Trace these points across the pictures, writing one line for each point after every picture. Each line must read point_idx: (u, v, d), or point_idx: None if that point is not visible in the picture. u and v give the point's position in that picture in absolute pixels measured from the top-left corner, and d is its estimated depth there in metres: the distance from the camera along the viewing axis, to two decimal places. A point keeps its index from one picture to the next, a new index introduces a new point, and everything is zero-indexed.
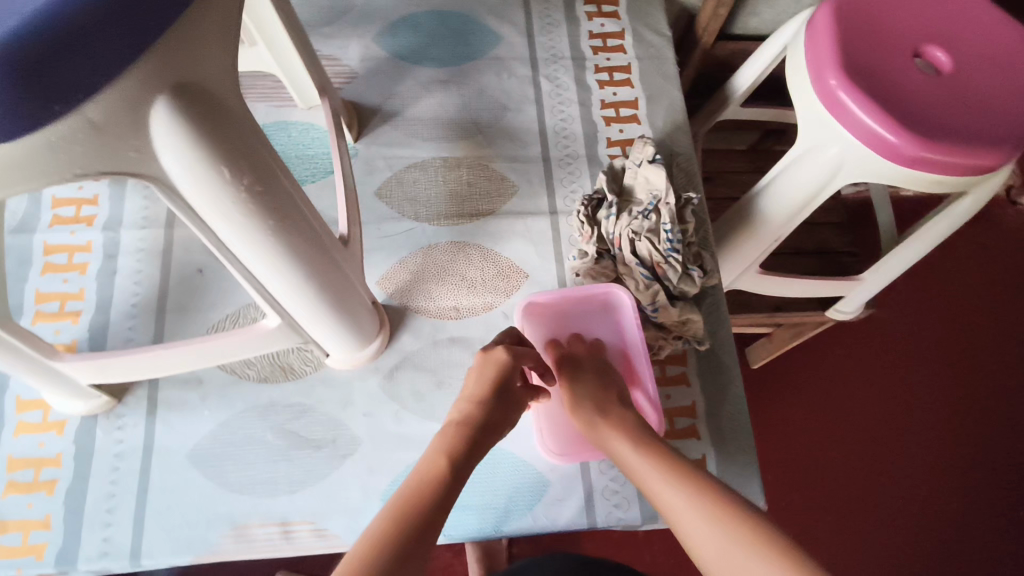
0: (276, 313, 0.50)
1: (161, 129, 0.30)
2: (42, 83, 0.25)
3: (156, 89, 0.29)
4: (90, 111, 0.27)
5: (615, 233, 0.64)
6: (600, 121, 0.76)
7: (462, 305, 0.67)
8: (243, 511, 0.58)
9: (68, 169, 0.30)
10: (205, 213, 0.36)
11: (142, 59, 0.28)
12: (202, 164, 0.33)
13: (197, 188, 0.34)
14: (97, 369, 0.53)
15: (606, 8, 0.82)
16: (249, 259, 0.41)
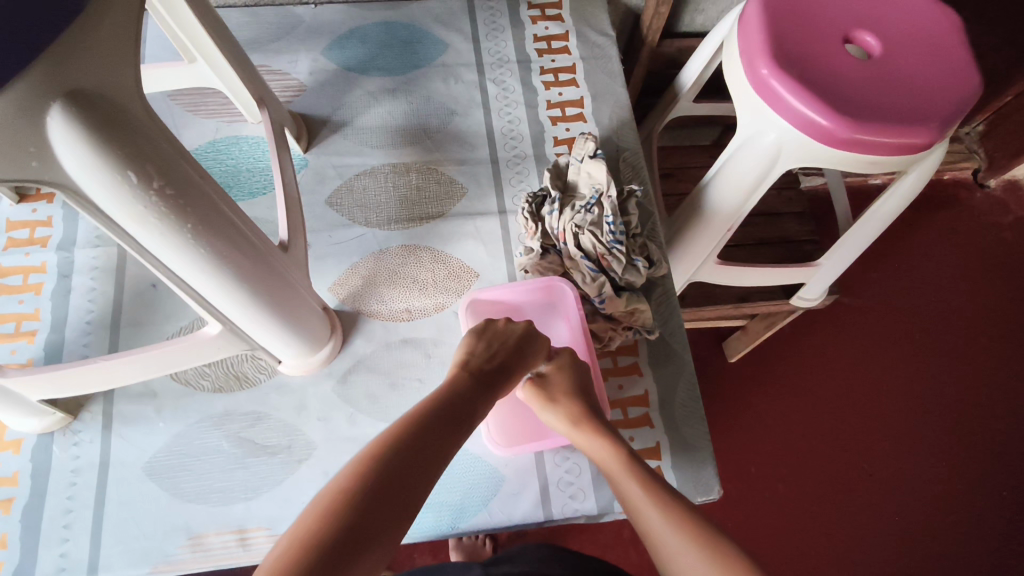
0: (208, 312, 0.50)
1: (63, 137, 0.32)
2: None
3: (51, 97, 0.31)
4: None
5: (559, 228, 0.66)
6: (546, 121, 0.78)
7: (414, 306, 0.68)
8: (199, 521, 0.59)
9: None
10: (119, 218, 0.37)
11: (30, 70, 0.29)
12: (108, 168, 0.34)
13: (107, 191, 0.35)
14: (46, 384, 0.54)
15: (550, 11, 0.84)
16: (169, 264, 0.42)
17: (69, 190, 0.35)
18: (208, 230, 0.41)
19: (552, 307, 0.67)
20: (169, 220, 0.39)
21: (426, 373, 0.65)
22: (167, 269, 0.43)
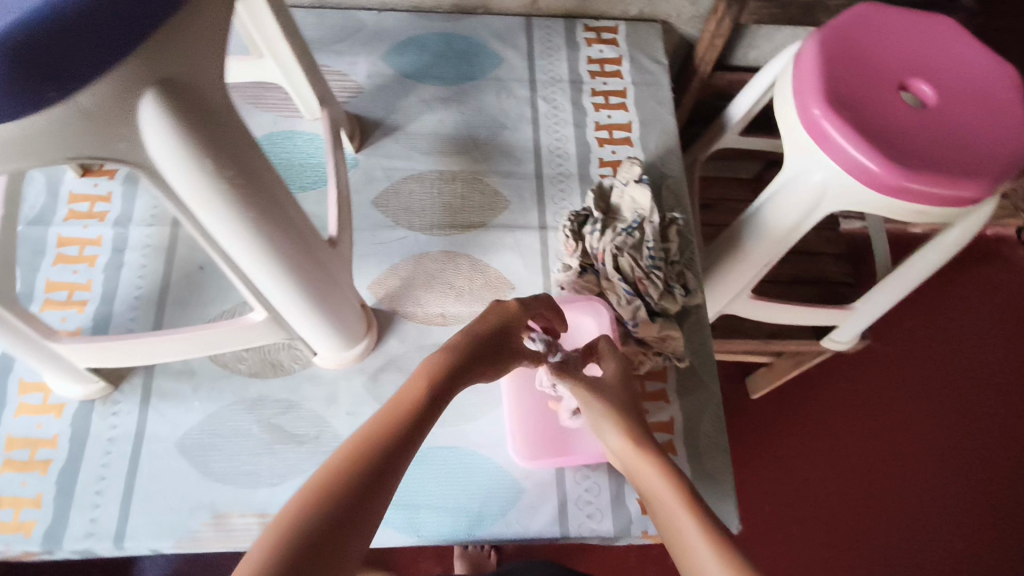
0: (255, 299, 0.52)
1: (150, 122, 0.34)
2: (42, 68, 0.28)
3: (146, 84, 0.33)
4: (83, 98, 0.31)
5: (599, 248, 0.66)
6: (594, 142, 0.78)
7: (449, 312, 0.69)
8: (224, 501, 0.60)
9: (60, 152, 0.34)
10: (190, 201, 0.39)
11: (134, 56, 0.31)
12: (187, 154, 0.36)
13: (182, 175, 0.37)
14: (96, 353, 0.56)
15: (605, 35, 0.85)
16: (227, 249, 0.44)
17: (150, 172, 0.37)
18: (268, 219, 0.43)
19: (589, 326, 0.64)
20: (235, 207, 0.40)
21: None
22: (225, 254, 0.45)
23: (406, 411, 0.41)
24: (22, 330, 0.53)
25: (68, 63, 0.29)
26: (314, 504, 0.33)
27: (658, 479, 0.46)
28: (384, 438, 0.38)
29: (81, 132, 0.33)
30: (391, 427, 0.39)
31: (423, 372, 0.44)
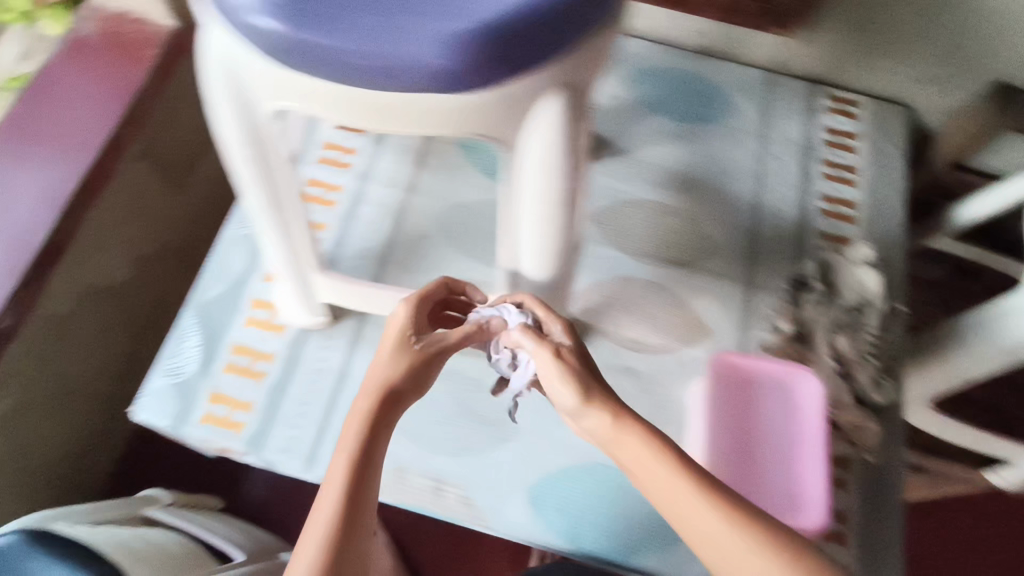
0: (508, 271, 0.55)
1: (537, 120, 0.39)
2: (507, 53, 0.35)
3: (554, 88, 0.37)
4: (514, 85, 0.37)
5: (815, 319, 0.66)
6: (815, 212, 0.77)
7: (643, 340, 0.70)
8: (406, 458, 0.64)
9: (464, 126, 0.38)
10: (524, 189, 0.43)
11: (561, 60, 0.37)
12: (551, 154, 0.40)
13: (534, 168, 0.41)
14: (344, 289, 0.63)
15: (846, 107, 0.83)
16: (524, 232, 0.48)
17: (509, 158, 0.42)
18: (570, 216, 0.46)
19: (792, 395, 0.62)
20: (557, 202, 0.44)
21: (638, 406, 0.67)
22: (517, 235, 0.49)
23: (360, 451, 0.39)
24: (298, 254, 0.59)
25: (518, 48, 0.35)
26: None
27: (678, 476, 0.38)
28: (355, 486, 0.38)
29: (487, 117, 0.38)
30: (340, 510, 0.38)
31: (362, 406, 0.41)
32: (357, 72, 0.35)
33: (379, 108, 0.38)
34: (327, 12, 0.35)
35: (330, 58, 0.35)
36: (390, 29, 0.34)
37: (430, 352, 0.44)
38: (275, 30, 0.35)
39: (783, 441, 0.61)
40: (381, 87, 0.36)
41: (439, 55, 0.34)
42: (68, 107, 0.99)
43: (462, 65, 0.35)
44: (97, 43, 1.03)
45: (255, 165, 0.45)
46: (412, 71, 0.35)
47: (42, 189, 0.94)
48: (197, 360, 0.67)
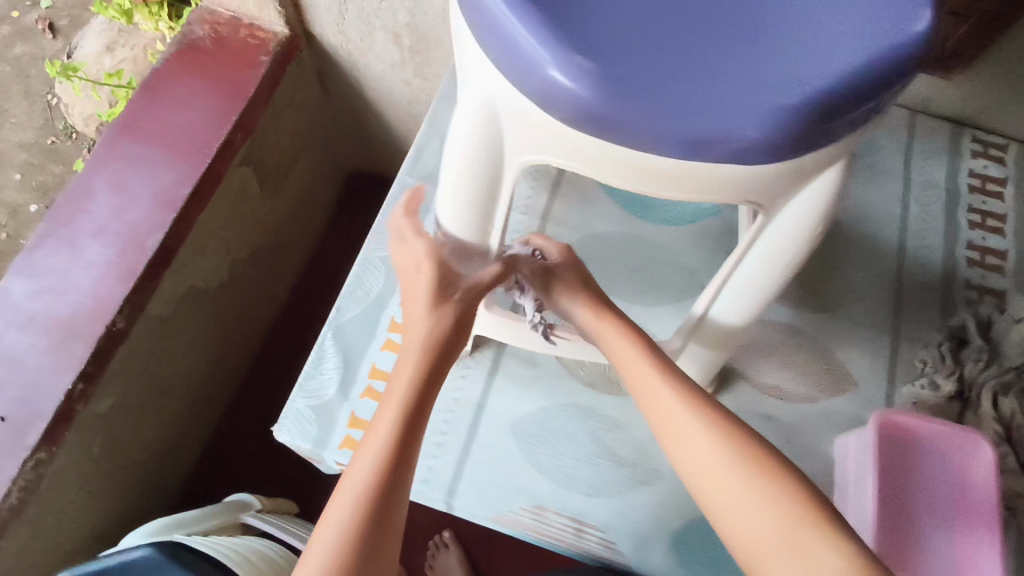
0: (692, 316, 0.52)
1: (812, 184, 0.36)
2: (831, 120, 0.30)
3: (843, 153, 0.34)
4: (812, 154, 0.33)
5: (978, 379, 0.64)
6: (961, 260, 0.75)
7: (785, 388, 0.68)
8: (545, 495, 0.62)
9: (743, 196, 0.35)
10: (763, 244, 0.40)
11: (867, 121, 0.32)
12: (815, 215, 0.37)
13: (788, 227, 0.38)
14: (500, 327, 0.62)
15: (993, 151, 0.81)
16: (739, 284, 0.45)
17: (764, 217, 0.38)
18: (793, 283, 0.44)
19: (956, 457, 0.60)
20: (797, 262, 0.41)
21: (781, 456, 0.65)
22: (726, 286, 0.46)
23: (399, 418, 0.41)
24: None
25: (844, 120, 0.30)
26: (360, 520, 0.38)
27: (739, 471, 0.39)
28: (394, 450, 0.40)
29: (771, 184, 0.34)
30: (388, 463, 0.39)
31: (415, 353, 0.44)
32: (657, 142, 0.31)
33: (658, 175, 0.34)
34: (636, 74, 0.30)
35: (630, 128, 0.30)
36: (709, 99, 0.30)
37: (463, 296, 0.47)
38: (572, 93, 0.30)
39: (948, 506, 0.59)
40: (678, 159, 0.32)
41: (765, 129, 0.30)
42: (181, 111, 0.92)
43: (784, 140, 0.30)
44: (212, 47, 0.95)
45: (474, 211, 0.43)
46: (726, 146, 0.30)
47: (157, 196, 0.88)
48: (335, 383, 0.66)
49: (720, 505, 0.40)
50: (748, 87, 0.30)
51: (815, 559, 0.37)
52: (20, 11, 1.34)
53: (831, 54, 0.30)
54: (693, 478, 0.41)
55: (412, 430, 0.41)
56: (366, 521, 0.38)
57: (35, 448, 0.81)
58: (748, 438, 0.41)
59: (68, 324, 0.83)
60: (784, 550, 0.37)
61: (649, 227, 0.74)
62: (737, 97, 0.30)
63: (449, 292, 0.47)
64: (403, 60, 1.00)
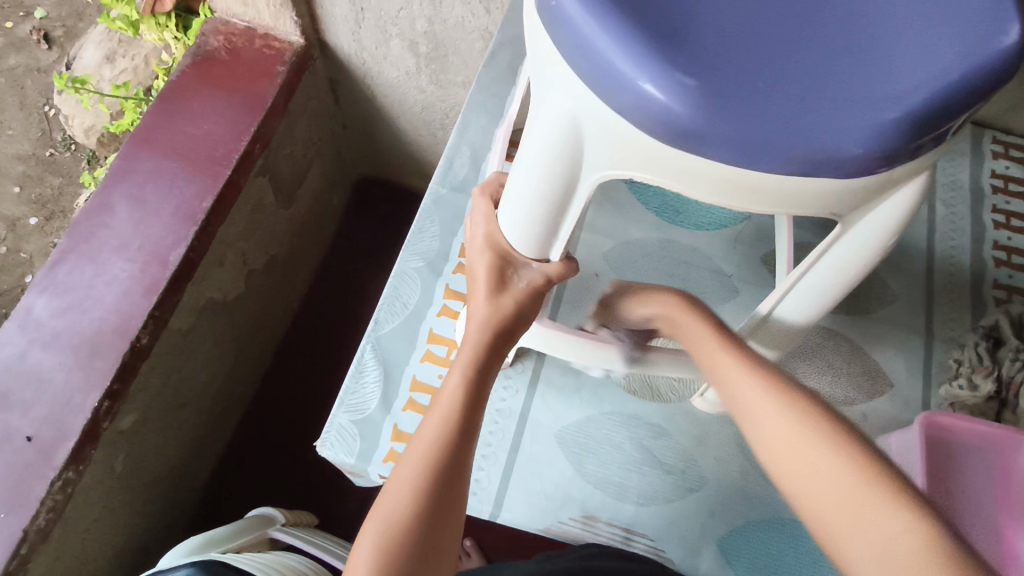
0: (751, 321, 0.52)
1: (894, 198, 0.37)
2: (923, 135, 0.32)
3: (927, 167, 0.35)
4: (901, 170, 0.34)
5: (1017, 378, 0.63)
6: (989, 261, 0.75)
7: (824, 391, 0.68)
8: (593, 504, 0.63)
9: (831, 208, 0.36)
10: (837, 252, 0.42)
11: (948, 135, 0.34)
12: (892, 228, 0.38)
13: (863, 239, 0.40)
14: (547, 341, 0.61)
15: (1014, 152, 0.81)
16: (806, 288, 0.46)
17: (841, 227, 0.40)
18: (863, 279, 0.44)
19: (996, 456, 0.61)
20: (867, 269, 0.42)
21: None
22: (794, 290, 0.47)
23: (457, 404, 0.42)
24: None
25: (933, 134, 0.32)
26: (416, 498, 0.39)
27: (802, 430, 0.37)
28: (444, 436, 0.41)
29: (856, 197, 0.35)
30: (440, 449, 0.40)
31: (472, 343, 0.45)
32: (762, 160, 0.32)
33: (751, 190, 0.35)
34: (742, 98, 0.31)
35: (736, 147, 0.32)
36: (811, 119, 0.31)
37: (528, 286, 0.47)
38: (681, 117, 0.31)
39: (986, 503, 0.61)
40: (778, 175, 0.33)
41: (864, 145, 0.31)
42: (199, 123, 0.87)
43: (881, 154, 0.32)
44: (228, 57, 0.89)
45: (543, 223, 0.43)
46: (826, 161, 0.32)
47: (178, 210, 0.83)
48: (377, 397, 0.66)
49: (784, 467, 0.37)
50: (847, 106, 0.31)
51: (885, 527, 0.32)
52: (13, 21, 1.33)
53: (922, 72, 0.32)
54: (759, 441, 0.38)
55: (469, 416, 0.42)
56: (422, 493, 0.39)
57: (63, 468, 0.75)
58: (821, 406, 0.38)
59: (94, 341, 0.78)
60: (854, 517, 0.34)
61: (682, 233, 0.75)
62: (838, 116, 0.31)
63: (511, 282, 0.47)
64: (419, 67, 0.96)
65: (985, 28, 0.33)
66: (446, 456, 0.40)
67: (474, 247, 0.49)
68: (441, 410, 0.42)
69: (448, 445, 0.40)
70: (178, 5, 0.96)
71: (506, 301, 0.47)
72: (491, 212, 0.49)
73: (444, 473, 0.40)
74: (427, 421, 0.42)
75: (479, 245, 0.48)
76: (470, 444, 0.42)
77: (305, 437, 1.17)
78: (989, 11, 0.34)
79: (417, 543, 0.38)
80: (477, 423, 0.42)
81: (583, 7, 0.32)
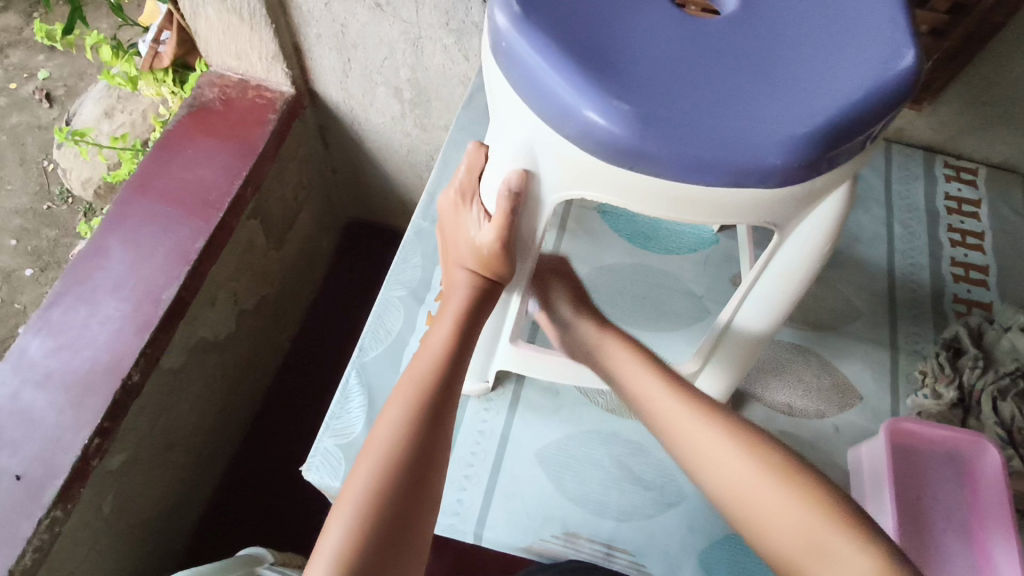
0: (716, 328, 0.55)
1: (821, 206, 0.41)
2: (836, 147, 0.36)
3: (846, 177, 0.39)
4: (819, 181, 0.38)
5: (977, 386, 0.67)
6: (948, 277, 0.79)
7: (795, 405, 0.70)
8: (575, 521, 0.64)
9: (763, 218, 0.40)
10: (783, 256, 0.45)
11: (859, 150, 0.38)
12: (825, 236, 0.42)
13: (803, 247, 0.43)
14: (523, 360, 0.63)
15: (965, 175, 0.86)
16: (756, 295, 0.49)
17: (779, 236, 0.43)
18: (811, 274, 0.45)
19: (959, 460, 0.63)
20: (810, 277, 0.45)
21: None
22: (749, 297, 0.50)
23: (411, 409, 0.45)
24: (505, 327, 0.60)
25: (845, 147, 0.36)
26: (378, 486, 0.42)
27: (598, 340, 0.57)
28: (408, 437, 0.43)
29: (787, 206, 0.39)
30: (402, 447, 0.43)
31: (440, 343, 0.48)
32: (696, 176, 0.36)
33: (691, 202, 0.38)
34: (673, 119, 0.35)
35: (672, 164, 0.36)
36: (734, 135, 0.35)
37: (517, 223, 0.45)
38: (618, 136, 0.35)
39: (956, 510, 0.62)
40: (712, 188, 0.37)
41: (783, 156, 0.35)
42: (193, 169, 0.91)
43: (802, 165, 0.36)
44: (222, 106, 0.95)
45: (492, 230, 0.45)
46: (753, 173, 0.36)
47: (172, 250, 0.87)
48: (361, 421, 0.67)
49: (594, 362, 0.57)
50: (765, 123, 0.35)
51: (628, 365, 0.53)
52: (17, 83, 1.39)
53: (831, 93, 0.36)
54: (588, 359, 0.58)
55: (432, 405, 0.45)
56: (385, 486, 0.42)
57: (51, 506, 0.76)
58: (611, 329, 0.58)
59: (87, 379, 0.80)
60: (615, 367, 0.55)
61: (654, 257, 0.79)
62: (758, 132, 0.35)
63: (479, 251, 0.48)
64: (404, 112, 1.01)
65: (885, 54, 0.37)
66: (410, 454, 0.43)
67: (458, 190, 0.52)
68: (402, 409, 0.45)
69: (410, 445, 0.43)
70: (176, 61, 1.01)
71: (487, 234, 0.46)
72: (474, 199, 0.50)
73: (385, 531, 0.41)
74: (356, 471, 0.43)
75: (464, 185, 0.51)
76: (430, 481, 0.44)
77: (293, 477, 1.17)
78: (891, 37, 0.38)
79: (385, 540, 0.40)
80: (439, 412, 0.45)
81: (529, 46, 0.37)
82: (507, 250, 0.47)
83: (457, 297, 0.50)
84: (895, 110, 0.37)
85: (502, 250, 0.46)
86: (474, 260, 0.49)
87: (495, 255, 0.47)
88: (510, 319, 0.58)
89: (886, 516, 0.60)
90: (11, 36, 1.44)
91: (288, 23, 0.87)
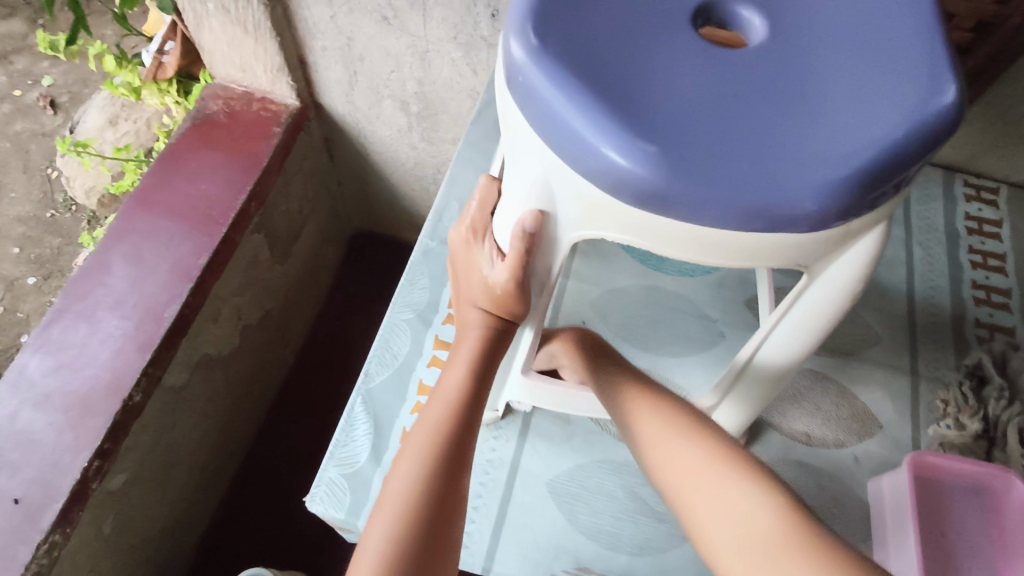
0: (737, 363, 0.53)
1: (854, 248, 0.39)
2: (873, 191, 0.34)
3: (882, 218, 0.37)
4: (854, 223, 0.36)
5: (1002, 417, 0.65)
6: (969, 300, 0.77)
7: (814, 434, 0.68)
8: (587, 555, 0.62)
9: (796, 261, 0.38)
10: (805, 298, 0.44)
11: (895, 192, 0.36)
12: (856, 276, 0.40)
13: (832, 287, 0.42)
14: (534, 390, 0.62)
15: (985, 194, 0.84)
16: (777, 337, 0.48)
17: (807, 276, 0.41)
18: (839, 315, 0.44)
19: (983, 492, 0.61)
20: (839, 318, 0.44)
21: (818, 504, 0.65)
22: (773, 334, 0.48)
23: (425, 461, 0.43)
24: (517, 359, 0.58)
25: (881, 190, 0.34)
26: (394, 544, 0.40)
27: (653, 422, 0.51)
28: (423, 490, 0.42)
29: (819, 248, 0.37)
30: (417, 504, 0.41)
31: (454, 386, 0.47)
32: (724, 220, 0.34)
33: (720, 247, 0.36)
34: (701, 161, 0.33)
35: (698, 207, 0.34)
36: (765, 179, 0.33)
37: (532, 261, 0.43)
38: (642, 178, 0.33)
39: (984, 542, 0.60)
40: (741, 232, 0.35)
41: (816, 201, 0.33)
42: (197, 185, 0.89)
43: (835, 209, 0.34)
44: (227, 120, 0.93)
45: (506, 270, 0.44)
46: (785, 217, 0.34)
47: (175, 267, 0.85)
48: (367, 449, 0.66)
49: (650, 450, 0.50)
50: (797, 165, 0.33)
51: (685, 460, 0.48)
52: (21, 89, 1.38)
53: (867, 133, 0.34)
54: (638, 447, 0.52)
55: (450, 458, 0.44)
56: (401, 544, 0.40)
57: (49, 531, 0.74)
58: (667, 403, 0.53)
59: (87, 399, 0.78)
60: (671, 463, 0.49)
61: (667, 279, 0.77)
62: (790, 175, 0.33)
63: (491, 290, 0.46)
64: (410, 125, 1.00)
65: (922, 91, 0.35)
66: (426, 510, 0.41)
67: (469, 224, 0.50)
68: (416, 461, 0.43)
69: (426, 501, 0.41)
70: (180, 72, 0.99)
71: (499, 273, 0.45)
72: (485, 232, 0.48)
73: None
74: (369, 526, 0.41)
75: (477, 219, 0.49)
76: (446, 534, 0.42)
77: (296, 495, 1.15)
78: (928, 72, 0.36)
79: None
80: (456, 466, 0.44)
81: (548, 81, 0.35)
82: (521, 291, 0.45)
83: (470, 337, 0.48)
84: (934, 150, 0.35)
85: (516, 291, 0.45)
86: (487, 298, 0.47)
87: (507, 295, 0.45)
88: (524, 350, 0.56)
89: (909, 552, 0.58)
90: (16, 42, 1.43)
91: (294, 36, 0.85)
